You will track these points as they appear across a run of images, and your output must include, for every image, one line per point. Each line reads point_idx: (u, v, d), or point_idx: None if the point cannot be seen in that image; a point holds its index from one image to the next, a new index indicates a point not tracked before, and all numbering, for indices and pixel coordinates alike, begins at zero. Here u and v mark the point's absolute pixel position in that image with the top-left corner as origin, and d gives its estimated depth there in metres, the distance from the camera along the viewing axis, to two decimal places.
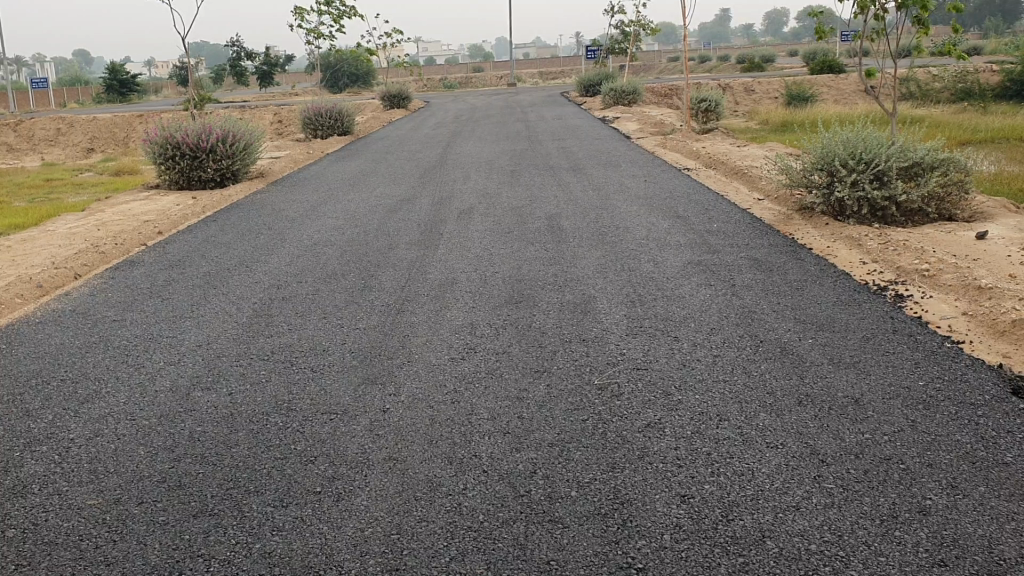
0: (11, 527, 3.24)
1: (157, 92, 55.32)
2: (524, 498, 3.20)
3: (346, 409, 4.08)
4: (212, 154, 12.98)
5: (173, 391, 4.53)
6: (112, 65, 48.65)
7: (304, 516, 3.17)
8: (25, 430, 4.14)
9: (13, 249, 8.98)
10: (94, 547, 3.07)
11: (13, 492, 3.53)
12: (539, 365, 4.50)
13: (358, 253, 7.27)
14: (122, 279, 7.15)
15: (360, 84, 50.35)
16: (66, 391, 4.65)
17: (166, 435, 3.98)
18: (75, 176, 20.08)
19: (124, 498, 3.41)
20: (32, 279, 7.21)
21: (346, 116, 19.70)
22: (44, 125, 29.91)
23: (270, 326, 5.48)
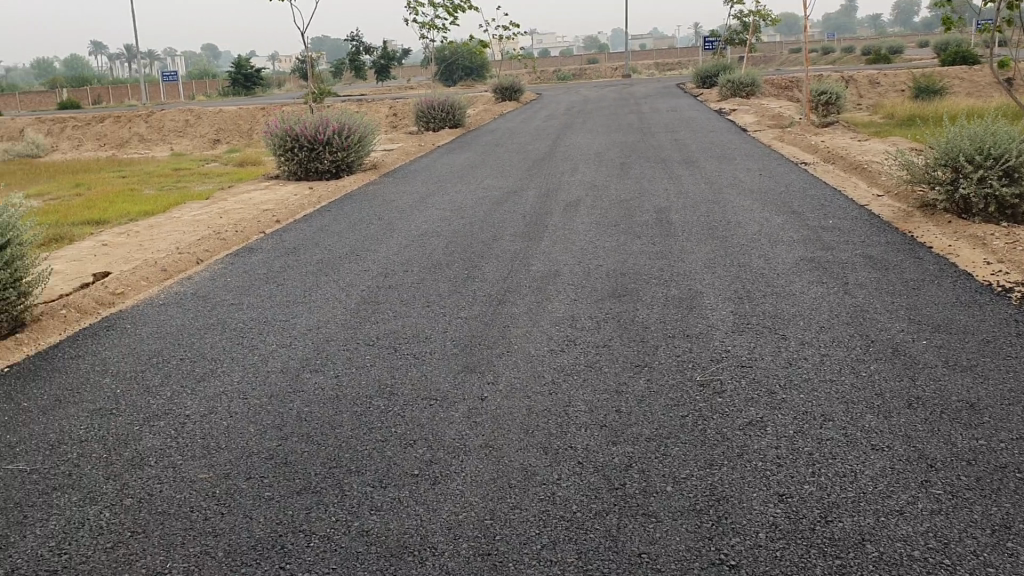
0: (128, 496, 3.43)
1: (279, 85, 57.26)
2: (619, 491, 3.19)
3: (445, 396, 4.14)
4: (328, 146, 13.32)
5: (283, 373, 4.70)
6: (238, 60, 50.58)
7: (400, 497, 3.25)
8: (145, 405, 4.37)
9: (142, 234, 9.46)
10: (203, 519, 3.21)
11: (132, 463, 3.73)
12: (640, 360, 4.47)
13: (463, 244, 7.35)
14: (240, 265, 7.44)
15: (474, 77, 50.84)
16: (184, 369, 4.88)
17: (274, 415, 4.13)
18: (201, 166, 20.96)
19: (233, 473, 3.56)
20: (157, 263, 7.58)
21: (458, 109, 19.91)
22: (174, 116, 31.38)
23: (376, 313, 5.61)
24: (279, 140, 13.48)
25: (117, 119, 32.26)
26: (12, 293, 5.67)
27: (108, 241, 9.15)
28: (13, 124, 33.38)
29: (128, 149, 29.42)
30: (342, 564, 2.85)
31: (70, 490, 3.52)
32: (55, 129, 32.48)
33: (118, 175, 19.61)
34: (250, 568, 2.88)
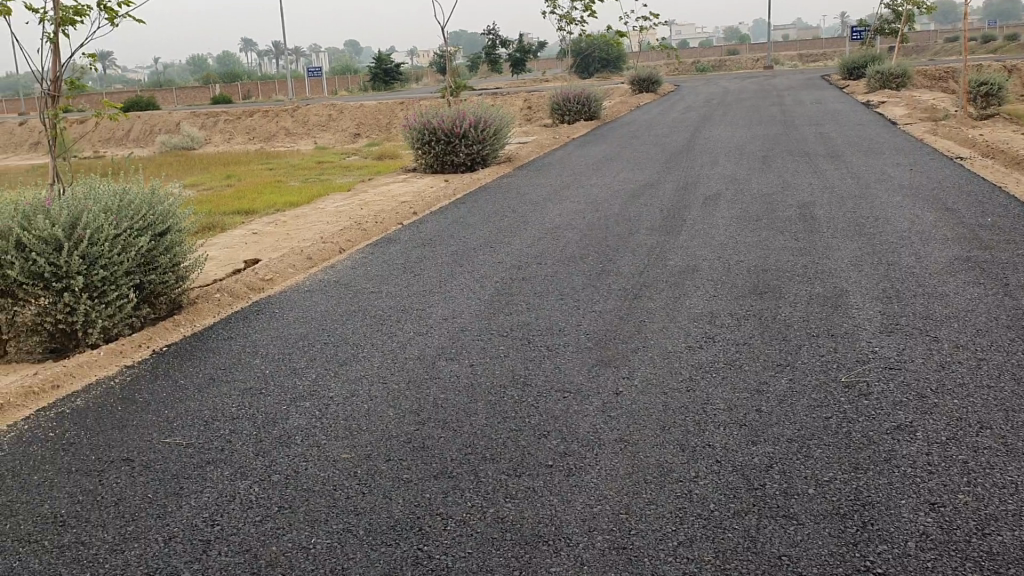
0: (276, 472, 3.59)
1: (417, 80, 58.50)
2: (758, 492, 3.12)
3: (580, 389, 4.14)
4: (465, 139, 13.51)
5: (421, 360, 4.81)
6: (379, 55, 51.93)
7: (535, 487, 3.27)
8: (291, 386, 4.56)
9: (288, 224, 9.86)
10: (346, 497, 3.32)
11: (280, 441, 3.89)
12: (782, 359, 4.35)
13: (599, 237, 7.33)
14: (380, 255, 7.65)
15: (610, 70, 50.51)
16: (326, 353, 5.06)
17: (412, 400, 4.22)
18: (342, 158, 21.65)
19: (373, 455, 3.67)
20: (303, 251, 7.88)
21: (594, 101, 19.82)
22: (318, 110, 32.51)
23: (512, 304, 5.67)
24: (418, 133, 13.77)
25: (265, 112, 33.68)
26: (173, 277, 6.00)
27: (257, 230, 9.58)
28: (171, 117, 35.34)
29: (275, 142, 30.68)
30: (477, 549, 2.89)
31: (222, 464, 3.70)
32: (209, 122, 34.18)
33: (266, 167, 20.49)
34: (389, 547, 2.96)
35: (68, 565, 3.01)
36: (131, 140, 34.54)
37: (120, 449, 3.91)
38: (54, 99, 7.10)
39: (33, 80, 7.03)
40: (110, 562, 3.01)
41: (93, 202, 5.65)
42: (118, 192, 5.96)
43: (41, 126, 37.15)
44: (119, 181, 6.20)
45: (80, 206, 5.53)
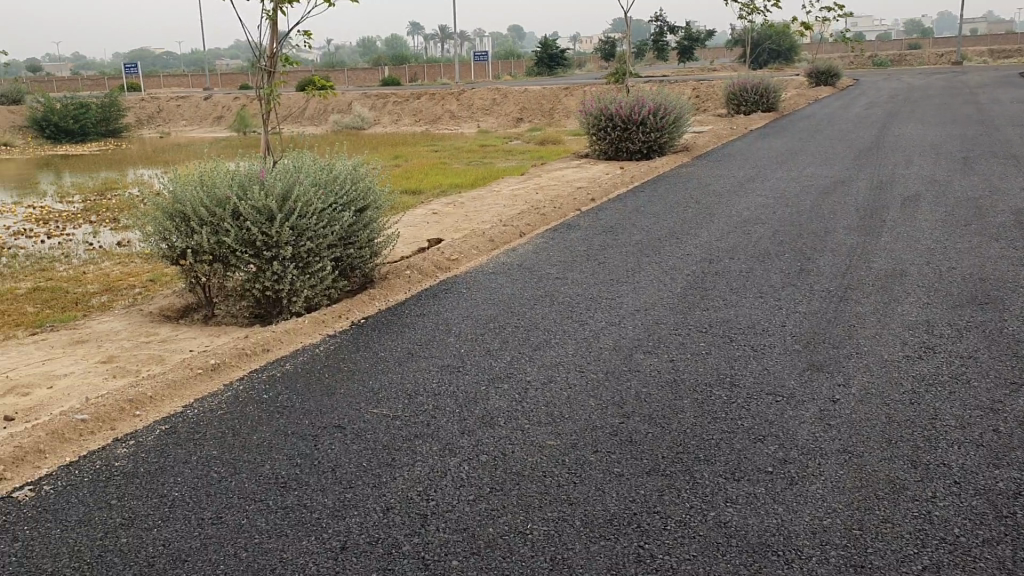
0: (484, 453, 3.59)
1: (580, 67, 58.53)
2: (1008, 521, 2.87)
3: (792, 393, 3.96)
4: (642, 126, 13.31)
5: (617, 350, 4.72)
6: (545, 41, 51.99)
7: (757, 493, 3.13)
8: (489, 366, 4.59)
9: (467, 205, 10.00)
10: (558, 486, 3.28)
11: (484, 422, 3.90)
12: (1015, 377, 4.02)
13: (792, 235, 7.03)
14: (562, 240, 7.62)
15: (781, 62, 48.86)
16: (519, 337, 5.05)
17: (614, 392, 4.15)
18: (508, 143, 21.74)
19: (580, 444, 3.62)
20: (486, 232, 7.94)
21: (772, 93, 19.12)
22: (484, 93, 32.77)
23: (706, 299, 5.51)
24: (595, 119, 13.76)
25: (434, 94, 34.33)
26: (369, 253, 6.16)
27: (437, 210, 9.75)
28: (345, 97, 36.56)
29: (442, 126, 31.22)
30: (703, 553, 2.79)
31: (430, 439, 3.74)
32: (379, 104, 35.11)
33: (435, 149, 20.84)
34: (608, 541, 2.89)
35: (293, 527, 3.09)
36: (306, 119, 35.95)
37: (329, 416, 4.01)
38: (270, 74, 7.37)
39: (251, 57, 7.32)
40: (333, 527, 3.08)
41: (304, 175, 5.86)
42: (324, 167, 6.14)
43: (226, 101, 39.26)
44: (323, 157, 6.39)
45: (291, 179, 5.74)
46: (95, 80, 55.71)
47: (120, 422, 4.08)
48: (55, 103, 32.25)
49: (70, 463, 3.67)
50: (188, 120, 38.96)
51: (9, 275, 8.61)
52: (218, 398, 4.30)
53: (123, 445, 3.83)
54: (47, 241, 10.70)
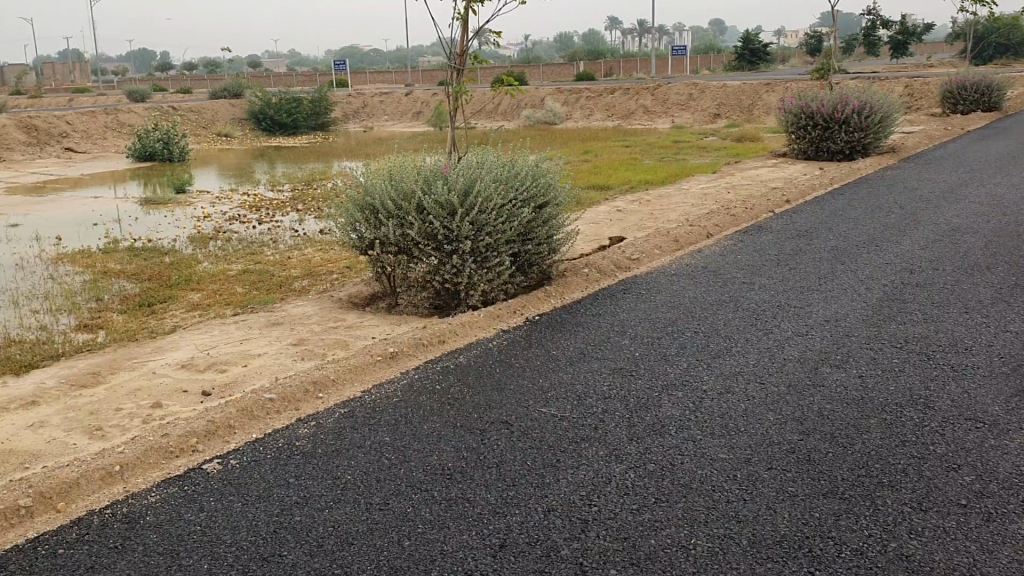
0: (651, 461, 3.49)
1: (783, 62, 56.42)
2: None
3: (995, 421, 3.61)
4: (845, 126, 12.63)
5: (801, 363, 4.49)
6: (747, 35, 50.43)
7: (946, 527, 2.87)
8: (664, 372, 4.47)
9: (654, 203, 9.85)
10: (726, 501, 3.14)
11: (653, 429, 3.80)
12: None
13: (1007, 246, 6.45)
14: (751, 244, 7.34)
15: (1009, 56, 45.09)
16: (698, 343, 4.90)
17: (794, 406, 3.94)
18: (702, 140, 21.25)
19: (754, 460, 3.45)
20: (671, 232, 7.77)
21: (997, 91, 17.67)
22: (680, 88, 32.17)
23: (904, 312, 5.14)
24: (795, 117, 13.23)
25: (629, 89, 34.04)
26: (547, 249, 6.17)
27: (623, 208, 9.65)
28: (539, 92, 36.95)
29: (635, 122, 30.95)
30: None
31: (598, 443, 3.68)
32: (572, 99, 35.22)
33: (626, 145, 20.67)
34: (776, 564, 2.74)
35: (455, 520, 3.12)
36: (501, 114, 36.61)
37: (499, 412, 4.04)
38: (460, 72, 7.53)
39: (443, 54, 7.50)
40: (494, 524, 3.08)
41: (487, 171, 5.93)
42: (507, 163, 6.19)
43: (426, 97, 40.65)
44: (507, 153, 6.45)
45: (474, 174, 5.82)
46: (308, 75, 59.04)
47: (304, 403, 4.27)
48: (271, 97, 34.46)
49: (256, 439, 3.88)
50: (391, 114, 40.63)
51: (223, 257, 9.26)
52: (394, 386, 4.43)
53: (305, 425, 4.00)
54: (258, 226, 11.45)
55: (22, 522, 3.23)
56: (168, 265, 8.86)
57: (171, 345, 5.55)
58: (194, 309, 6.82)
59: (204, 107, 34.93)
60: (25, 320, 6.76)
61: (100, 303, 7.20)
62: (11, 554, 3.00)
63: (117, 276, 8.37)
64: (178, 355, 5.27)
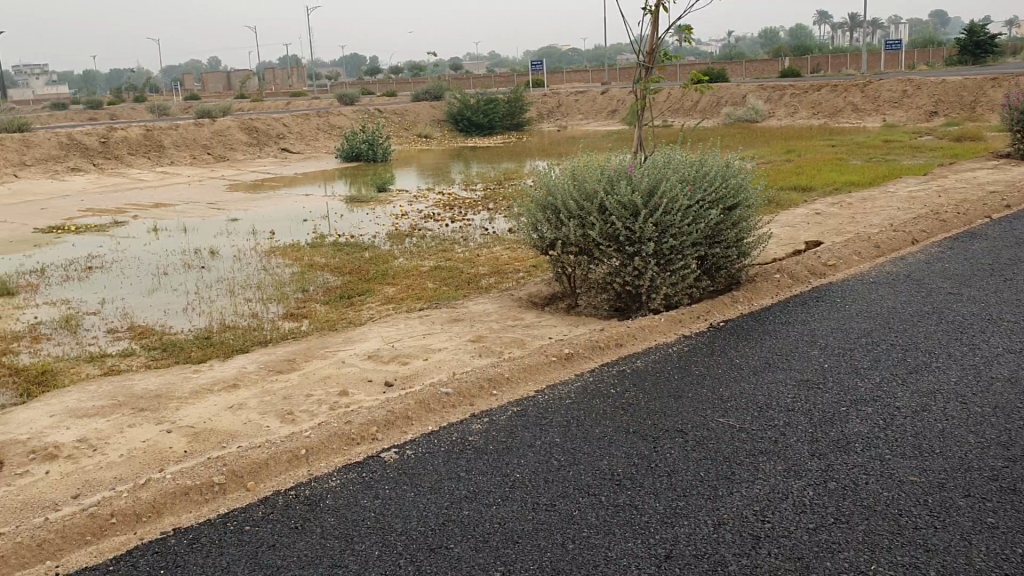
0: (833, 479, 3.30)
1: (1013, 54, 52.00)
2: None
3: None
4: None
5: (1011, 383, 4.11)
6: (971, 26, 46.80)
7: None
8: (853, 386, 4.21)
9: (856, 206, 9.34)
10: (914, 528, 2.91)
11: (837, 446, 3.59)
12: None
13: None
14: (961, 252, 6.81)
15: None
16: (894, 357, 4.59)
17: (999, 430, 3.61)
18: (915, 140, 19.93)
19: (949, 485, 3.19)
20: (872, 237, 7.32)
21: None
22: (892, 83, 30.32)
23: None
24: (1019, 115, 12.21)
25: (836, 86, 32.40)
26: (735, 252, 5.97)
27: (821, 211, 9.21)
28: (739, 90, 35.90)
29: (842, 121, 29.49)
30: None
31: (776, 458, 3.52)
32: (774, 97, 34.01)
33: (830, 144, 19.73)
34: None
35: (622, 527, 3.07)
36: (698, 112, 35.87)
37: (674, 420, 3.94)
38: (649, 70, 7.44)
39: (632, 52, 7.44)
40: (661, 534, 3.00)
41: (673, 171, 5.81)
42: (695, 163, 6.04)
43: (622, 96, 40.47)
44: (696, 152, 6.28)
45: (659, 174, 5.72)
46: (506, 75, 60.12)
47: (479, 399, 4.35)
48: (470, 98, 35.39)
49: (431, 432, 3.98)
50: (586, 113, 40.75)
51: (418, 253, 9.60)
52: (569, 387, 4.43)
53: (478, 421, 4.07)
54: (452, 224, 11.79)
55: (215, 497, 3.47)
56: (367, 260, 9.29)
57: (360, 336, 5.80)
58: (388, 303, 7.10)
59: (407, 109, 36.35)
60: (238, 308, 7.28)
61: (305, 293, 7.65)
62: (204, 527, 3.23)
63: (321, 269, 8.86)
64: (366, 346, 5.50)
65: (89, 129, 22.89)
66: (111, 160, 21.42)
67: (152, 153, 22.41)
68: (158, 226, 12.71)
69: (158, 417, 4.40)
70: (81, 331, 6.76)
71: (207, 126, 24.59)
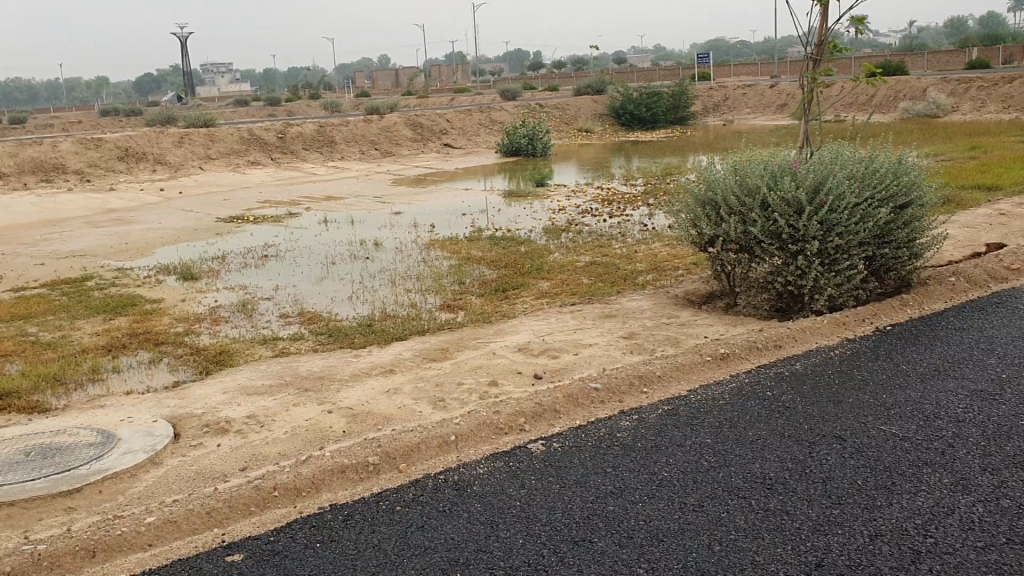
0: (1007, 497, 3.08)
1: None
2: None
3: None
4: None
5: None
6: None
7: None
8: None
9: None
10: None
11: (1014, 462, 3.35)
12: None
13: None
14: None
15: None
16: None
17: None
18: None
19: None
20: None
21: None
22: None
23: None
24: None
25: None
26: (906, 253, 5.66)
27: (1005, 212, 8.61)
28: (920, 82, 33.98)
29: None
30: None
31: (943, 470, 3.32)
32: (960, 90, 32.00)
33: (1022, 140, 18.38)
34: None
35: (771, 531, 2.98)
36: (874, 106, 34.19)
37: (832, 425, 3.79)
38: (817, 62, 7.16)
39: (800, 44, 7.19)
40: (813, 541, 2.89)
41: (840, 167, 5.57)
42: (866, 159, 5.76)
43: (792, 89, 39.11)
44: (866, 147, 5.99)
45: (826, 171, 5.50)
46: (671, 69, 59.18)
47: (629, 396, 4.32)
48: (633, 92, 35.12)
49: (580, 426, 3.99)
50: (754, 107, 39.64)
51: (575, 248, 9.63)
52: (722, 388, 4.33)
53: (628, 418, 4.04)
54: (609, 219, 11.75)
55: (369, 477, 3.60)
56: (524, 254, 9.41)
57: (513, 329, 5.87)
58: (542, 297, 7.15)
59: (569, 104, 36.47)
60: (398, 298, 7.52)
61: (462, 285, 7.82)
62: (357, 505, 3.36)
63: (479, 262, 9.04)
64: (518, 339, 5.57)
65: (268, 125, 24.19)
66: (286, 154, 22.57)
67: (324, 148, 23.46)
68: (327, 218, 13.29)
69: (319, 398, 4.61)
70: (254, 315, 7.17)
71: (376, 122, 25.53)
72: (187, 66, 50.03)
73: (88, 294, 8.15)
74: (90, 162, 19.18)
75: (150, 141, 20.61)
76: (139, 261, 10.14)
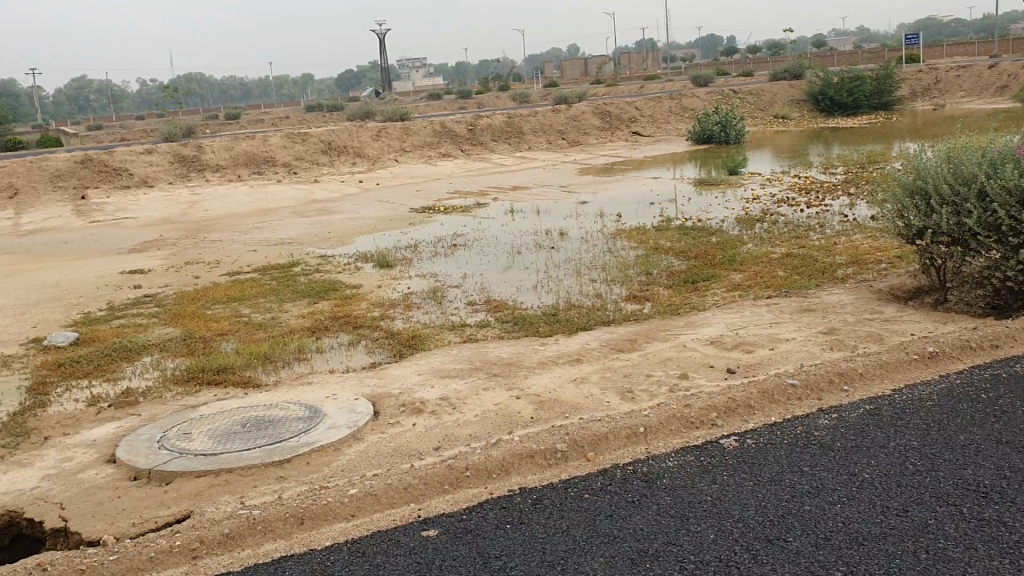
0: None
1: None
2: None
3: None
4: None
5: None
6: None
7: None
8: None
9: None
10: None
11: None
12: None
13: None
14: None
15: None
16: None
17: None
18: None
19: None
20: None
21: None
22: None
23: None
24: None
25: None
26: None
27: None
28: None
29: None
30: None
31: None
32: None
33: None
34: None
35: (986, 542, 2.78)
36: None
37: None
38: None
39: None
40: None
41: None
42: None
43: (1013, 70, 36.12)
44: None
45: None
46: (875, 51, 56.03)
47: (828, 393, 4.14)
48: (833, 77, 33.56)
49: (775, 423, 3.87)
50: (968, 91, 36.93)
51: (769, 239, 9.33)
52: (930, 388, 4.08)
53: (827, 416, 3.88)
54: (806, 210, 11.28)
55: (558, 463, 3.65)
56: (715, 244, 9.21)
57: (703, 321, 5.76)
58: (734, 289, 6.97)
59: (764, 90, 35.31)
60: (585, 288, 7.55)
61: (649, 276, 7.75)
62: (547, 490, 3.41)
63: (666, 252, 8.93)
64: (709, 331, 5.46)
65: (460, 117, 24.85)
66: (477, 145, 23.12)
67: (513, 139, 23.84)
68: (514, 208, 13.50)
69: (508, 383, 4.71)
70: (445, 302, 7.40)
71: (564, 113, 25.70)
72: (384, 62, 52.07)
73: (294, 279, 8.68)
74: (296, 155, 20.40)
75: (350, 135, 21.66)
76: (340, 248, 10.70)
